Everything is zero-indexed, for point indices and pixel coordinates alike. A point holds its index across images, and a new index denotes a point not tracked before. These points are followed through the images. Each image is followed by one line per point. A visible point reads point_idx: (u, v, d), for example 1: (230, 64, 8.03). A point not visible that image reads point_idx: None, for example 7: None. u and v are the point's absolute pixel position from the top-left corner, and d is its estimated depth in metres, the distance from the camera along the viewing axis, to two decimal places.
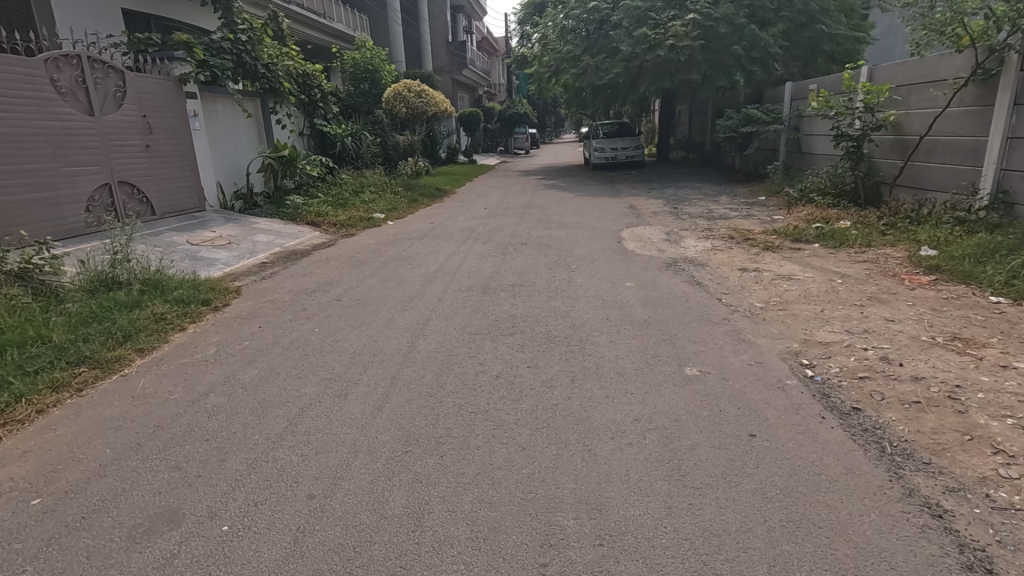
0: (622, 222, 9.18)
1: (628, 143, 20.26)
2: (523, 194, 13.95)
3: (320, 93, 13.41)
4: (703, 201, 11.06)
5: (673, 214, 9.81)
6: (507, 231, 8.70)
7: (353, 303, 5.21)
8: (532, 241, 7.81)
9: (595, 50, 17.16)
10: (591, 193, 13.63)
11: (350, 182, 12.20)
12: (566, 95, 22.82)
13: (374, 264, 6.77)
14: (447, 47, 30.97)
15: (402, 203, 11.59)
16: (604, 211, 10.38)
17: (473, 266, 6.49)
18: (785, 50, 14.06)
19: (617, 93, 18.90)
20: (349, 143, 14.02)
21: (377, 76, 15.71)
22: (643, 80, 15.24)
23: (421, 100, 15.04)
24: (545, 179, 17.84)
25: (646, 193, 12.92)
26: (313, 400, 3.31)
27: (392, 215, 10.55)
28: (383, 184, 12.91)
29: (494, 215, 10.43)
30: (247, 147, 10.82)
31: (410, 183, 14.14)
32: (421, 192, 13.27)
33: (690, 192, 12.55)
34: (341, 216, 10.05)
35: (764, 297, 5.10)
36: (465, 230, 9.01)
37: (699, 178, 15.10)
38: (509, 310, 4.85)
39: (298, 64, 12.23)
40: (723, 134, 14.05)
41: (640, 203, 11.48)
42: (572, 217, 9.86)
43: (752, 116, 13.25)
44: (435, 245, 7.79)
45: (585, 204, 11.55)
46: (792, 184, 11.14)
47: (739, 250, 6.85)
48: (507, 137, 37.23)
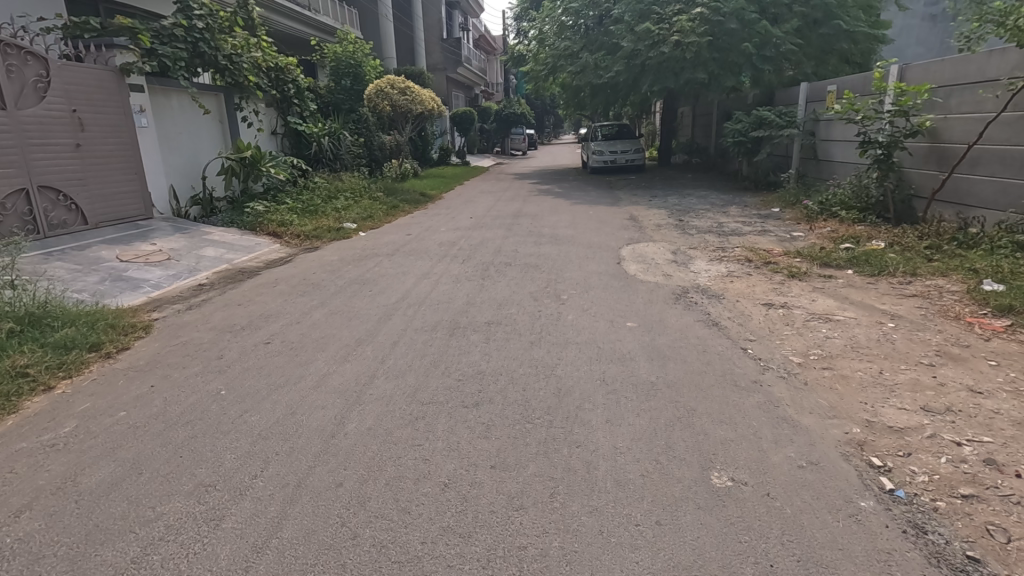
0: (621, 236, 8.19)
1: (628, 146, 19.25)
2: (514, 201, 12.94)
3: (295, 87, 12.36)
4: (710, 213, 10.06)
5: (679, 228, 8.79)
6: (491, 246, 7.69)
7: (286, 346, 4.20)
8: (518, 260, 6.82)
9: (594, 47, 16.16)
10: (588, 201, 12.63)
11: (325, 187, 11.15)
12: (564, 94, 21.80)
13: (329, 288, 5.77)
14: (442, 43, 29.94)
15: (379, 211, 10.52)
16: (601, 223, 9.40)
17: (444, 293, 5.49)
18: (799, 48, 13.05)
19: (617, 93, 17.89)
20: (326, 143, 12.97)
21: (360, 71, 14.66)
22: (645, 79, 14.24)
23: (406, 98, 13.98)
24: (540, 184, 16.83)
25: (647, 202, 11.93)
26: (168, 527, 2.27)
27: (366, 225, 9.49)
28: (360, 189, 11.84)
29: (479, 225, 9.41)
30: (206, 147, 9.79)
31: (392, 188, 13.08)
32: (404, 198, 12.21)
33: (695, 202, 11.55)
34: (307, 226, 8.99)
35: (799, 347, 4.07)
36: (445, 244, 8.01)
37: (703, 185, 14.12)
38: (478, 362, 3.83)
39: (268, 56, 11.20)
40: (731, 138, 13.03)
41: (641, 214, 10.49)
42: (566, 229, 8.87)
43: (764, 119, 12.21)
44: (407, 264, 6.80)
45: (580, 214, 10.57)
46: (809, 194, 10.14)
47: (759, 278, 5.84)
48: (503, 137, 36.26)
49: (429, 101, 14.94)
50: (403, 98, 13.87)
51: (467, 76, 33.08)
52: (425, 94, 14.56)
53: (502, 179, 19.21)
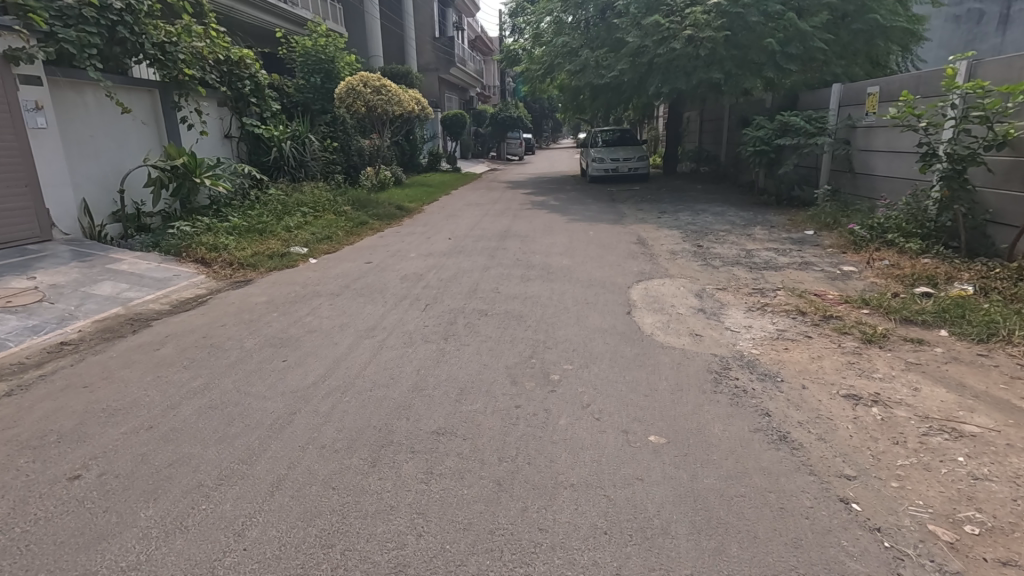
0: (629, 269, 6.66)
1: (631, 154, 17.73)
2: (503, 216, 11.39)
3: (252, 84, 10.81)
4: (732, 236, 8.53)
5: (698, 256, 7.26)
6: (466, 282, 6.14)
7: (102, 485, 2.61)
8: (498, 305, 5.28)
9: (595, 44, 14.66)
10: (588, 216, 11.10)
11: (280, 201, 9.55)
12: (563, 96, 20.27)
13: (233, 352, 4.22)
14: (435, 43, 28.49)
15: (341, 230, 8.89)
16: (605, 247, 7.88)
17: (388, 365, 3.94)
18: (828, 45, 11.48)
19: (619, 96, 16.39)
20: (288, 148, 11.40)
21: (333, 68, 13.10)
22: (653, 80, 12.73)
23: (382, 97, 12.33)
24: (534, 195, 15.29)
25: (656, 220, 10.42)
26: None
27: (320, 249, 7.87)
28: (324, 202, 10.24)
29: (457, 250, 7.85)
30: (132, 152, 8.22)
31: (363, 200, 11.49)
32: (376, 213, 10.60)
33: (711, 220, 10.03)
34: (246, 250, 7.40)
35: (935, 501, 2.48)
36: (411, 277, 6.47)
37: (717, 199, 12.60)
38: (400, 541, 2.24)
39: (216, 47, 9.62)
40: (750, 146, 11.48)
41: (651, 235, 8.97)
42: (561, 256, 7.33)
43: (790, 125, 10.64)
44: (354, 310, 5.24)
45: (579, 234, 9.05)
46: (849, 216, 8.59)
47: (822, 344, 4.26)
48: (499, 142, 34.81)
49: (410, 101, 13.37)
50: (378, 97, 12.22)
51: (461, 78, 31.65)
52: (404, 94, 12.90)
53: (494, 188, 17.71)
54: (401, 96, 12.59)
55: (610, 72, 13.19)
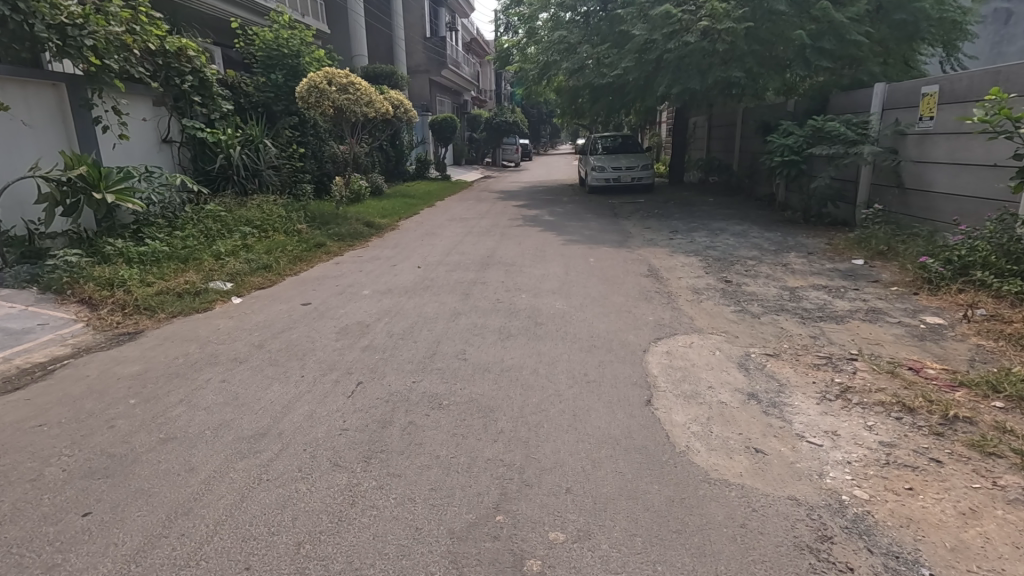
0: (642, 318, 5.07)
1: (634, 162, 16.22)
2: (489, 235, 9.84)
3: (193, 80, 9.22)
4: (765, 267, 6.96)
5: (728, 297, 5.69)
6: (426, 340, 4.54)
7: None
8: (461, 386, 3.68)
9: (597, 39, 13.08)
10: (587, 235, 9.53)
11: (218, 220, 7.96)
12: (560, 99, 18.77)
13: (3, 497, 2.57)
14: (425, 43, 26.99)
15: (286, 256, 7.32)
16: (610, 282, 6.31)
17: (251, 532, 2.33)
18: (866, 40, 9.91)
19: (621, 98, 14.87)
20: (238, 154, 9.80)
21: (296, 64, 11.53)
22: (661, 80, 11.16)
23: (350, 97, 10.52)
24: (527, 208, 13.73)
25: (667, 241, 8.86)
26: None
27: (251, 283, 6.29)
28: (275, 219, 8.64)
29: (424, 286, 6.26)
30: (19, 159, 6.60)
31: (326, 216, 9.91)
32: (337, 231, 9.02)
33: (734, 244, 8.47)
34: (151, 286, 5.78)
35: None
36: (354, 329, 4.88)
37: (735, 215, 11.06)
38: None
39: (145, 34, 8.08)
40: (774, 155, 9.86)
41: (663, 263, 7.41)
42: (555, 297, 5.75)
43: (825, 130, 9.04)
44: (251, 393, 3.62)
45: (577, 261, 7.48)
46: (907, 243, 7.03)
47: (965, 479, 2.65)
48: (494, 147, 33.33)
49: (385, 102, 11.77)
50: (346, 97, 10.45)
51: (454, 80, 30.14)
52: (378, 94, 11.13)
53: (484, 198, 16.16)
54: (374, 97, 10.80)
55: (613, 70, 11.62)
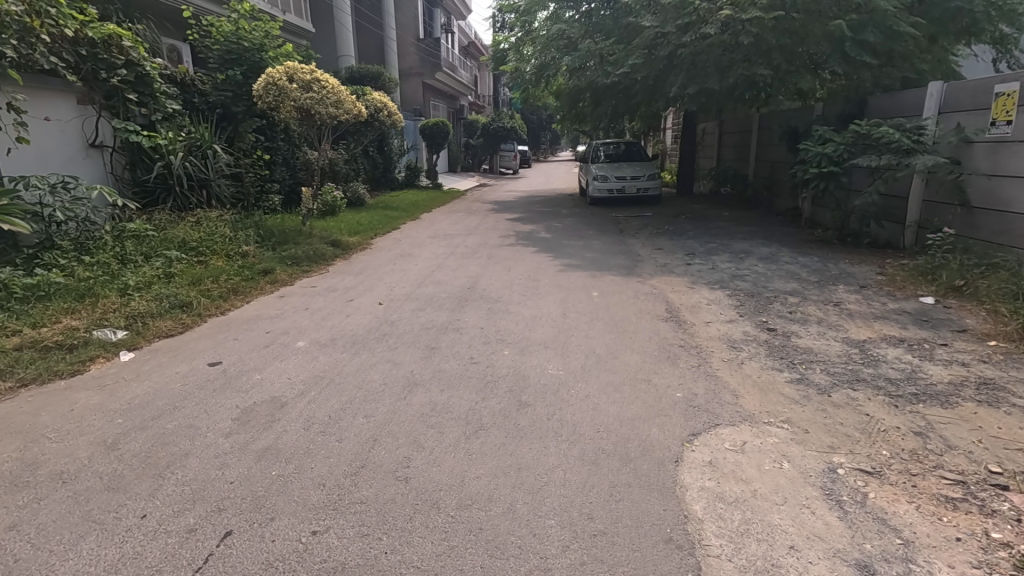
0: (667, 394, 3.65)
1: (639, 171, 14.87)
2: (475, 256, 8.47)
3: (127, 74, 7.83)
4: (813, 308, 5.55)
5: (776, 356, 4.31)
6: (356, 439, 3.12)
7: None
8: (386, 550, 2.27)
9: (599, 35, 11.77)
10: (590, 258, 8.16)
11: (139, 244, 6.56)
12: (559, 103, 17.43)
13: None
14: (418, 44, 25.71)
15: (213, 291, 5.89)
16: (620, 331, 4.91)
17: None
18: (913, 35, 8.55)
19: (627, 101, 13.54)
20: (182, 162, 8.38)
21: (258, 59, 10.14)
22: (674, 80, 9.81)
23: (314, 96, 8.91)
24: (522, 221, 12.37)
25: (685, 267, 7.49)
26: None
27: (156, 329, 4.86)
28: (216, 240, 7.23)
29: (378, 335, 4.84)
30: None
31: (283, 235, 8.51)
32: (290, 254, 7.62)
33: (765, 272, 7.08)
34: (9, 339, 4.34)
35: None
36: (263, 410, 3.46)
37: (758, 234, 9.66)
38: None
39: (58, 16, 6.70)
40: (808, 165, 8.35)
41: (684, 297, 6.04)
42: (547, 355, 4.34)
43: (871, 137, 7.63)
44: (38, 562, 2.20)
45: (578, 295, 6.08)
46: (990, 277, 5.63)
47: None
48: (492, 154, 32.04)
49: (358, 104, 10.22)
50: (309, 96, 8.83)
51: (449, 84, 28.83)
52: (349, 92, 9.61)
53: (475, 210, 14.76)
54: (344, 95, 9.28)
55: (619, 69, 10.28)
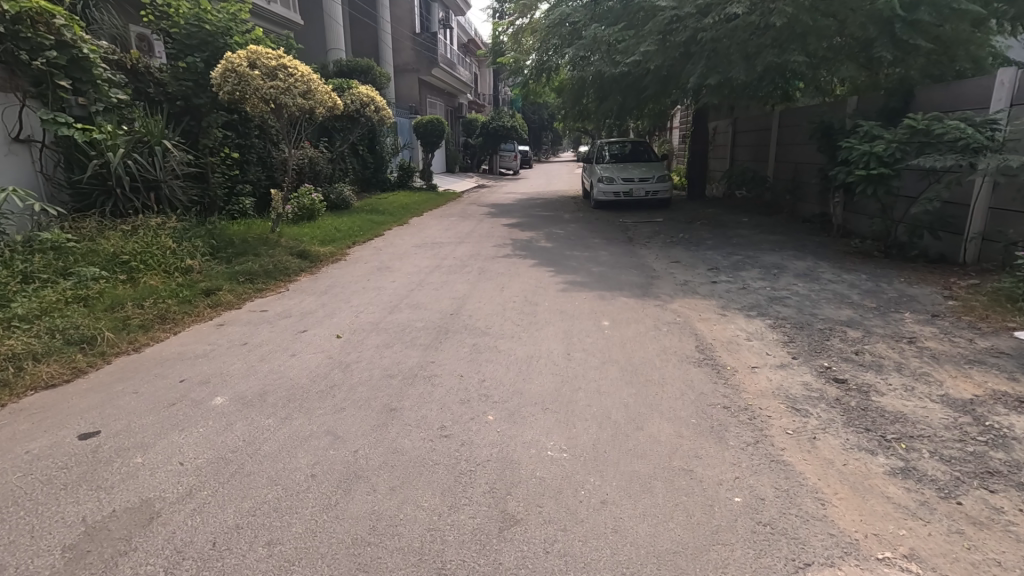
0: (721, 503, 2.49)
1: (648, 172, 13.74)
2: (464, 269, 7.34)
3: (57, 57, 6.66)
4: (883, 346, 4.40)
5: (857, 427, 3.16)
6: None
7: None
8: None
9: (607, 21, 10.64)
10: (598, 273, 7.03)
11: (51, 259, 5.42)
12: (562, 99, 16.30)
13: None
14: (415, 39, 24.57)
15: (131, 321, 4.74)
16: (640, 383, 3.76)
17: None
18: (973, 15, 7.37)
19: (635, 95, 12.41)
20: (125, 160, 7.22)
21: (223, 45, 8.99)
22: (692, 69, 8.67)
23: (280, 84, 7.59)
24: (521, 227, 11.24)
25: (710, 286, 6.34)
26: None
27: (32, 376, 3.72)
28: (153, 252, 6.07)
29: (322, 388, 3.68)
30: None
31: (241, 245, 7.35)
32: (242, 268, 6.46)
33: (807, 294, 5.93)
34: None
35: None
36: (117, 531, 2.30)
37: (787, 246, 8.50)
38: None
39: None
40: (852, 166, 7.17)
41: (715, 329, 4.89)
42: (545, 424, 3.18)
43: (932, 134, 6.44)
44: None
45: (584, 325, 4.95)
46: None
47: None
48: (492, 154, 30.93)
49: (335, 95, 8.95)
50: (273, 83, 7.53)
51: (447, 81, 27.71)
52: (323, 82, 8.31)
53: (469, 214, 13.62)
54: (315, 85, 8.00)
55: (629, 57, 9.15)
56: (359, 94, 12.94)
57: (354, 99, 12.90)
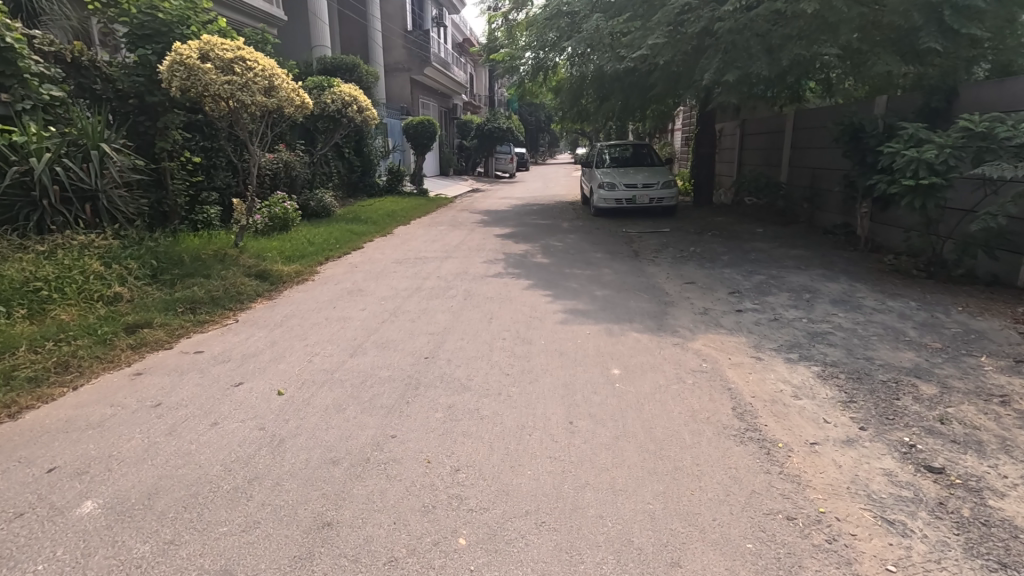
0: None
1: (652, 177, 12.79)
2: (448, 292, 6.38)
3: None
4: (972, 409, 3.45)
5: (986, 560, 2.21)
6: None
7: None
8: None
9: (609, 13, 9.72)
10: (603, 298, 6.08)
11: None
12: (560, 98, 15.36)
13: None
14: (406, 37, 23.59)
15: (16, 374, 3.77)
16: (668, 474, 2.79)
17: None
18: None
19: (640, 94, 11.49)
20: (55, 166, 6.22)
21: (180, 35, 7.99)
22: (706, 65, 7.76)
23: (236, 77, 6.59)
24: (515, 238, 10.29)
25: (736, 317, 5.38)
26: None
27: None
28: (71, 277, 5.09)
29: (236, 485, 2.70)
30: None
31: (189, 266, 6.37)
32: (184, 295, 5.47)
33: (852, 328, 5.00)
34: None
35: None
36: None
37: (813, 263, 7.56)
38: None
39: None
40: (897, 174, 6.22)
41: (751, 382, 3.94)
42: (539, 558, 2.22)
43: (995, 138, 5.50)
44: None
45: (589, 375, 3.99)
46: None
47: None
48: (487, 156, 29.98)
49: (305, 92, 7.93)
50: (228, 77, 6.52)
51: (441, 81, 26.78)
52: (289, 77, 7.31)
53: (460, 223, 12.65)
54: (279, 80, 6.99)
55: (635, 51, 8.23)
56: (341, 92, 11.98)
57: (335, 98, 11.93)
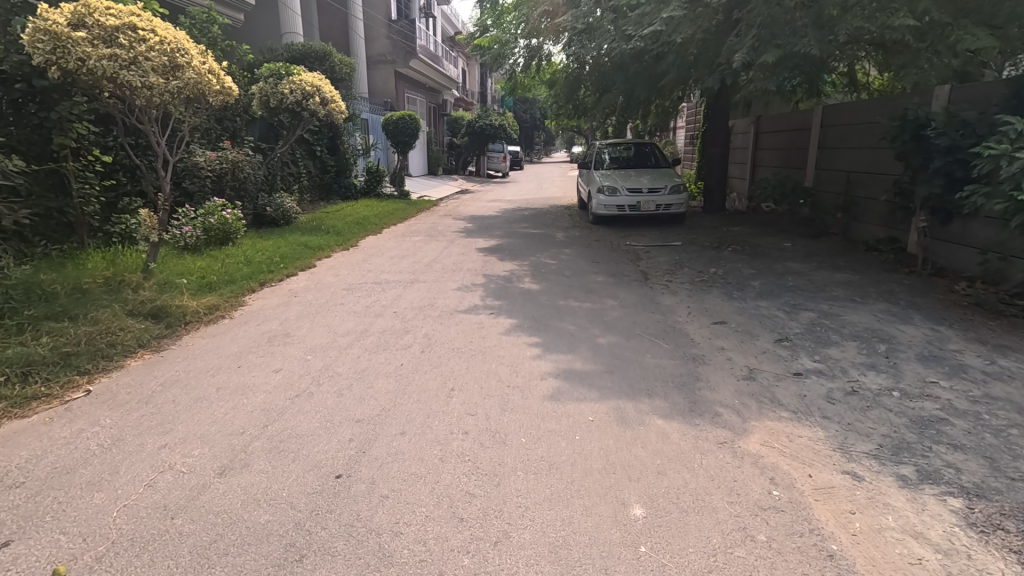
0: None
1: (658, 181, 11.25)
2: (403, 338, 4.82)
3: None
4: None
5: None
6: None
7: None
8: None
9: None
10: (609, 350, 4.53)
11: None
12: (555, 91, 13.77)
13: None
14: (390, 26, 21.95)
15: None
16: None
17: None
18: None
19: (646, 85, 9.92)
20: None
21: None
22: (736, 45, 6.20)
23: (121, 51, 4.93)
24: (501, 253, 8.74)
25: (796, 389, 3.84)
26: None
27: None
28: None
29: None
30: None
31: (53, 303, 4.76)
32: (16, 355, 3.87)
33: (971, 411, 3.46)
34: None
35: None
36: None
37: (870, 294, 6.03)
38: None
39: None
40: (1002, 185, 4.68)
41: (861, 536, 2.39)
42: None
43: None
44: None
45: (595, 528, 2.41)
46: None
47: None
48: (479, 155, 28.40)
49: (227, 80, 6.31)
50: (109, 50, 4.87)
51: (429, 75, 25.20)
52: (202, 54, 5.70)
53: (440, 231, 11.08)
54: (185, 55, 5.36)
55: (646, 29, 6.67)
56: (301, 82, 10.36)
57: (292, 88, 10.30)
